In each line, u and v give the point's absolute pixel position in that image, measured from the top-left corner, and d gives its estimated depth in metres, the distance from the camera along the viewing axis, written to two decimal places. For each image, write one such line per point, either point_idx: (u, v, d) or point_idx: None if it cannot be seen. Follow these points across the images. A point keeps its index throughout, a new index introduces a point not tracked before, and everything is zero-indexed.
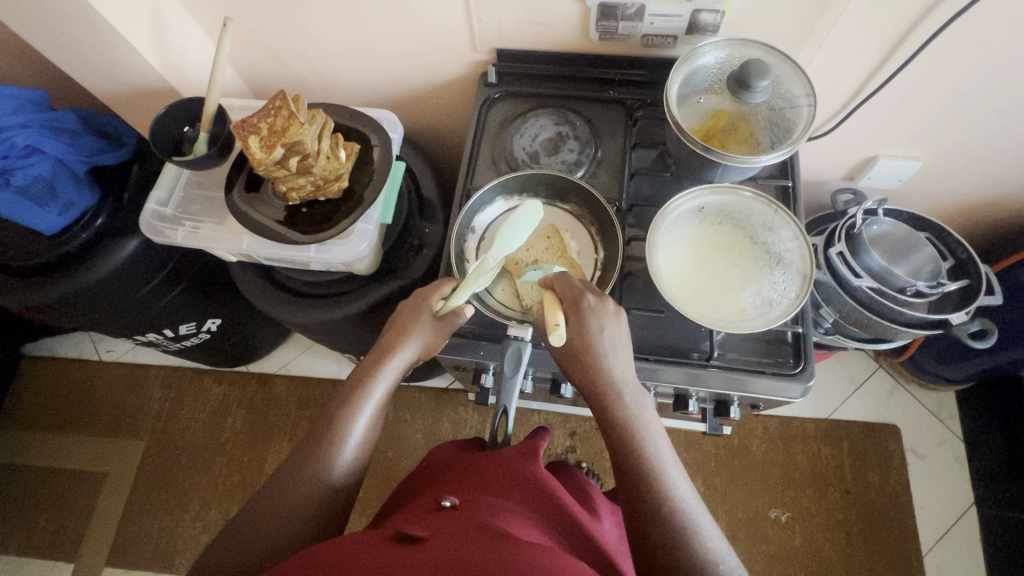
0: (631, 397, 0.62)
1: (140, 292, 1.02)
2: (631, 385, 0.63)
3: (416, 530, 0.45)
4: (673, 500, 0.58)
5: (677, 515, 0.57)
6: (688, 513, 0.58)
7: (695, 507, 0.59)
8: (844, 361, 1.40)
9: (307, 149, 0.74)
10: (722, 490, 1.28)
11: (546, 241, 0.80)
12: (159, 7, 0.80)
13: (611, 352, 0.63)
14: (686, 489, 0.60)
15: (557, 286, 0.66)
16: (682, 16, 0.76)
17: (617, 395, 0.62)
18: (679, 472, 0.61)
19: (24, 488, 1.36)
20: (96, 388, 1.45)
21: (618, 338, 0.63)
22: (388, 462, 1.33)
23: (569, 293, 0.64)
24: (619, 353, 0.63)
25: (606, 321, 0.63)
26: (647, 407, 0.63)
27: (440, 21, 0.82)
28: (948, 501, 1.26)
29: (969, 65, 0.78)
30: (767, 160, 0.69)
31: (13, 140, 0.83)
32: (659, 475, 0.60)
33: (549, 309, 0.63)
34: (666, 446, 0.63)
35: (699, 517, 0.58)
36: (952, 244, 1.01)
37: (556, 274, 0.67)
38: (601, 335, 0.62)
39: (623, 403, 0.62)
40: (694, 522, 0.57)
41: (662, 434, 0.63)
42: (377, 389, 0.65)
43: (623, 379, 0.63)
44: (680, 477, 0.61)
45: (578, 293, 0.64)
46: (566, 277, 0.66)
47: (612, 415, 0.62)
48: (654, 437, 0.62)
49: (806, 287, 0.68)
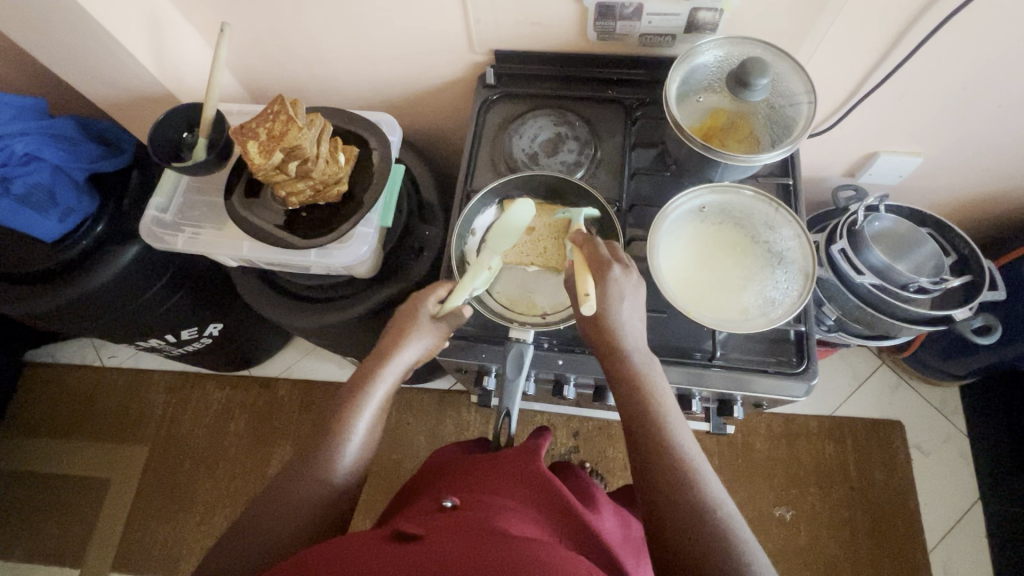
0: (639, 356, 0.63)
1: (142, 298, 1.02)
2: (638, 345, 0.63)
3: (413, 527, 0.46)
4: (678, 453, 0.58)
5: (681, 466, 0.57)
6: (689, 463, 0.57)
7: (700, 462, 0.58)
8: (847, 357, 1.39)
9: (307, 153, 0.74)
10: (727, 489, 1.28)
11: (531, 233, 0.79)
12: (157, 13, 0.80)
13: (626, 318, 0.63)
14: (690, 442, 0.60)
15: (586, 251, 0.66)
16: (680, 15, 0.75)
17: (624, 352, 0.62)
18: (684, 427, 0.61)
19: (27, 494, 1.36)
20: (98, 393, 1.45)
21: (635, 301, 0.64)
22: (392, 464, 1.33)
23: (596, 261, 0.64)
24: (635, 321, 0.63)
25: (627, 288, 0.63)
26: (657, 370, 0.64)
27: (438, 22, 0.82)
28: (953, 497, 1.26)
29: (968, 61, 0.77)
30: (767, 159, 0.69)
31: (12, 149, 0.82)
32: (670, 435, 0.59)
33: (579, 277, 0.64)
34: (672, 402, 0.62)
35: (704, 470, 0.57)
36: (954, 239, 1.00)
37: (585, 238, 0.68)
38: (619, 303, 0.62)
39: (629, 360, 0.62)
40: (696, 472, 0.57)
41: (669, 391, 0.63)
42: (377, 392, 0.65)
43: (631, 339, 0.63)
44: (683, 430, 0.60)
45: (605, 263, 0.64)
46: (594, 243, 0.66)
47: (623, 376, 0.62)
48: (661, 394, 0.62)
49: (808, 286, 0.68)
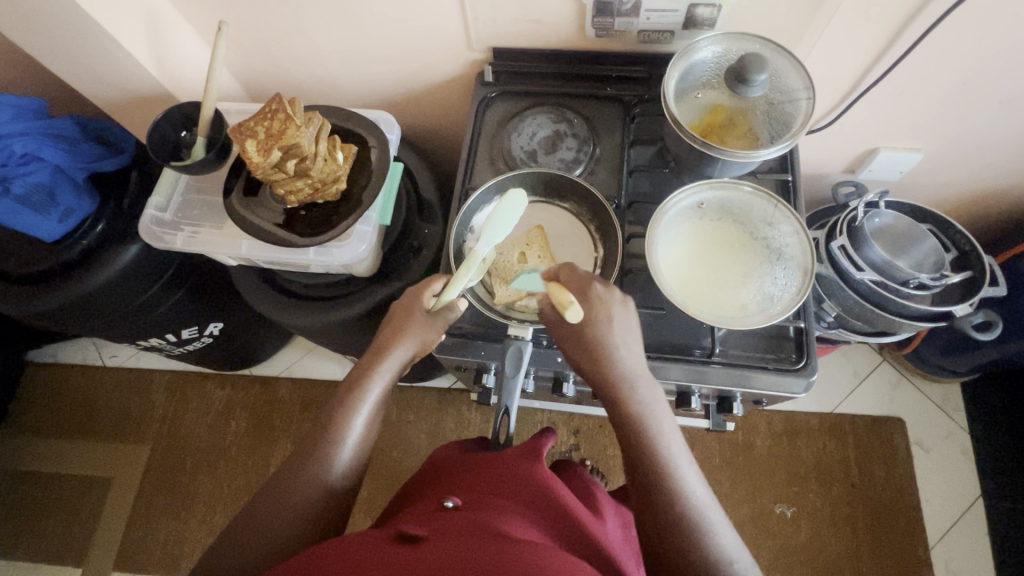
0: (644, 392, 0.62)
1: (142, 298, 1.02)
2: (643, 379, 0.62)
3: (417, 529, 0.46)
4: (687, 500, 0.58)
5: (690, 513, 0.57)
6: (699, 510, 0.57)
7: (710, 508, 0.58)
8: (848, 354, 1.39)
9: (305, 151, 0.74)
10: (728, 486, 1.28)
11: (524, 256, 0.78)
12: (155, 12, 0.80)
13: (622, 344, 0.62)
14: (698, 485, 0.60)
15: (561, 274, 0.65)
16: (678, 12, 0.75)
17: (629, 388, 0.62)
18: (691, 469, 0.61)
19: (30, 494, 1.37)
20: (101, 393, 1.45)
21: (629, 332, 0.63)
22: (392, 463, 1.33)
23: (577, 283, 0.63)
24: (630, 344, 0.62)
25: (615, 311, 0.62)
26: (663, 408, 0.63)
27: (436, 21, 0.82)
28: (955, 494, 1.26)
29: (968, 56, 0.77)
30: (766, 155, 0.69)
31: (12, 148, 0.83)
32: (677, 480, 0.59)
33: (556, 288, 0.61)
34: (678, 442, 0.62)
35: (713, 517, 0.57)
36: (955, 236, 1.00)
37: (559, 265, 0.66)
38: (610, 326, 0.62)
39: (635, 396, 0.61)
40: (706, 520, 0.57)
41: (674, 428, 0.63)
42: (374, 389, 0.65)
43: (635, 373, 0.62)
44: (691, 472, 0.60)
45: (586, 282, 0.63)
46: (570, 267, 0.65)
47: (629, 415, 0.61)
48: (667, 435, 0.61)
49: (807, 282, 0.68)
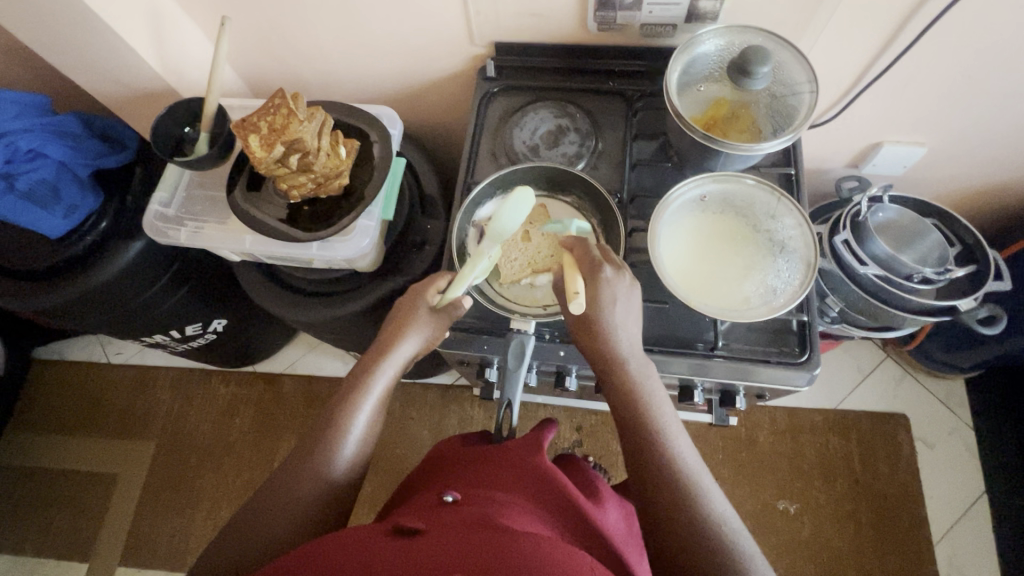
0: (636, 365, 0.62)
1: (147, 294, 1.02)
2: (635, 355, 0.63)
3: (415, 522, 0.46)
4: (679, 465, 0.58)
5: (682, 478, 0.57)
6: (691, 475, 0.57)
7: (701, 474, 0.58)
8: (852, 350, 1.39)
9: (307, 146, 0.74)
10: (731, 482, 1.28)
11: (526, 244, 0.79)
12: (158, 8, 0.80)
13: (619, 320, 0.62)
14: (690, 453, 0.60)
15: (575, 252, 0.65)
16: (680, 5, 0.75)
17: (621, 361, 0.62)
18: (684, 438, 0.61)
19: (35, 490, 1.38)
20: (106, 390, 1.46)
21: (628, 311, 0.63)
22: (395, 459, 1.33)
23: (588, 263, 0.63)
24: (628, 319, 0.63)
25: (619, 291, 0.62)
26: (655, 381, 0.63)
27: (438, 16, 0.82)
28: (959, 490, 1.25)
29: (973, 48, 0.77)
30: (768, 147, 0.68)
31: (18, 145, 0.83)
32: (668, 447, 0.59)
33: (568, 275, 0.63)
34: (671, 413, 0.62)
35: (705, 483, 0.58)
36: (958, 229, 1.00)
37: (575, 238, 0.66)
38: (612, 307, 0.62)
39: (627, 370, 0.62)
40: (698, 485, 0.57)
41: (667, 401, 0.63)
42: (377, 385, 0.66)
43: (627, 349, 0.62)
44: (683, 441, 0.61)
45: (596, 265, 0.63)
46: (585, 244, 0.65)
47: (620, 387, 0.62)
48: (660, 406, 0.62)
49: (810, 275, 0.68)
